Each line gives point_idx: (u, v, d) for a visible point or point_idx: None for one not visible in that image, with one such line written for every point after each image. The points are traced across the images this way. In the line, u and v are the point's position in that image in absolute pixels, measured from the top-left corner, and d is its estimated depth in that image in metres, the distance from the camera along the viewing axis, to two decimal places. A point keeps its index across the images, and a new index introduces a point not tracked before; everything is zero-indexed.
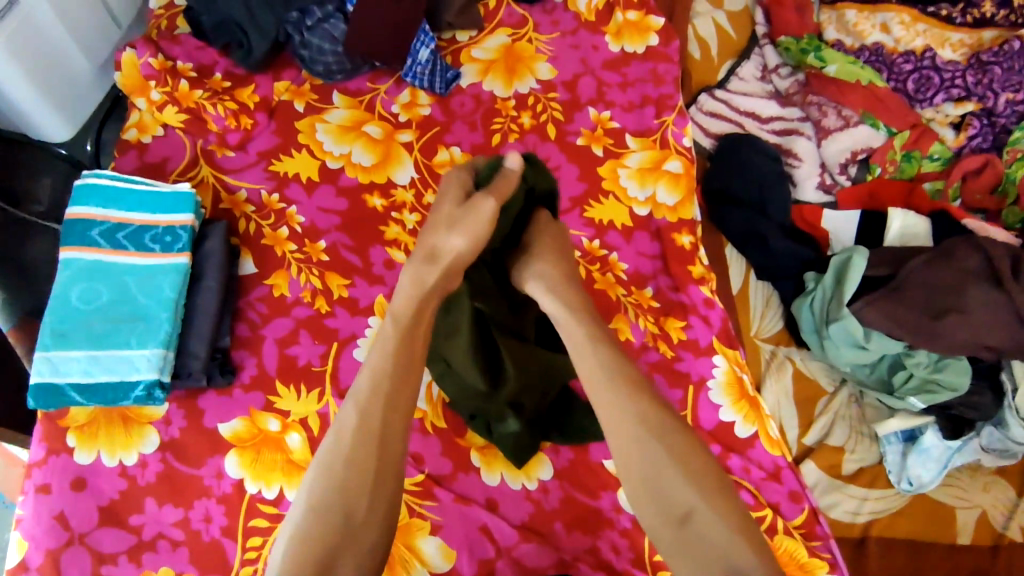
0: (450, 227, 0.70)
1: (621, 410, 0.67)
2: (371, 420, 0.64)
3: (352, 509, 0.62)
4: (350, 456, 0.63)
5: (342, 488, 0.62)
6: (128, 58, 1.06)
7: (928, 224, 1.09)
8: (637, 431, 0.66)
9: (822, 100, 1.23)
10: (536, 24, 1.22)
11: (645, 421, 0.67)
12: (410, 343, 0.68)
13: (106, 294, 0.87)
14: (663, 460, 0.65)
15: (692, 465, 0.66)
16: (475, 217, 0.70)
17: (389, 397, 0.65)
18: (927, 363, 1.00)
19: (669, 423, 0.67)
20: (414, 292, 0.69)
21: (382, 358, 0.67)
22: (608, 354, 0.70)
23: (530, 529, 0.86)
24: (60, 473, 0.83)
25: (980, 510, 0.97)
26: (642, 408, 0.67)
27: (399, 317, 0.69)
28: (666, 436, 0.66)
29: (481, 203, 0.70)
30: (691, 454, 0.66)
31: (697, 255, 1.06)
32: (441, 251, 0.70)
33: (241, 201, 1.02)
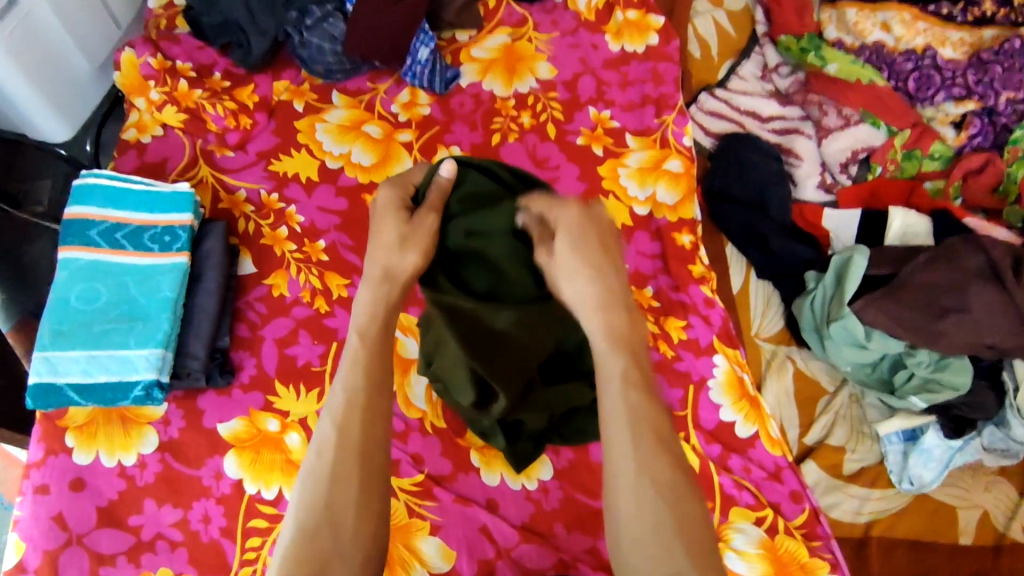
0: (399, 244, 0.65)
1: (620, 454, 0.60)
2: (350, 437, 0.61)
3: (338, 526, 0.59)
4: (334, 473, 0.60)
5: (327, 504, 0.59)
6: (127, 58, 1.05)
7: (929, 223, 1.08)
8: (637, 485, 0.59)
9: (822, 99, 1.23)
10: (536, 24, 1.21)
11: (646, 473, 0.59)
12: (384, 350, 0.65)
13: (105, 294, 0.86)
14: (659, 518, 0.58)
15: (689, 531, 0.58)
16: (419, 232, 0.66)
17: (368, 408, 0.62)
18: (929, 363, 0.99)
19: (673, 482, 0.59)
20: (373, 311, 0.65)
21: (355, 372, 0.64)
22: (634, 396, 0.61)
23: (530, 529, 0.86)
24: (59, 473, 0.83)
25: (981, 510, 0.97)
26: (648, 460, 0.59)
27: (365, 333, 0.65)
28: (669, 498, 0.59)
29: (424, 217, 0.66)
30: (690, 518, 0.59)
31: (697, 254, 1.06)
32: (396, 270, 0.65)
33: (241, 201, 1.02)
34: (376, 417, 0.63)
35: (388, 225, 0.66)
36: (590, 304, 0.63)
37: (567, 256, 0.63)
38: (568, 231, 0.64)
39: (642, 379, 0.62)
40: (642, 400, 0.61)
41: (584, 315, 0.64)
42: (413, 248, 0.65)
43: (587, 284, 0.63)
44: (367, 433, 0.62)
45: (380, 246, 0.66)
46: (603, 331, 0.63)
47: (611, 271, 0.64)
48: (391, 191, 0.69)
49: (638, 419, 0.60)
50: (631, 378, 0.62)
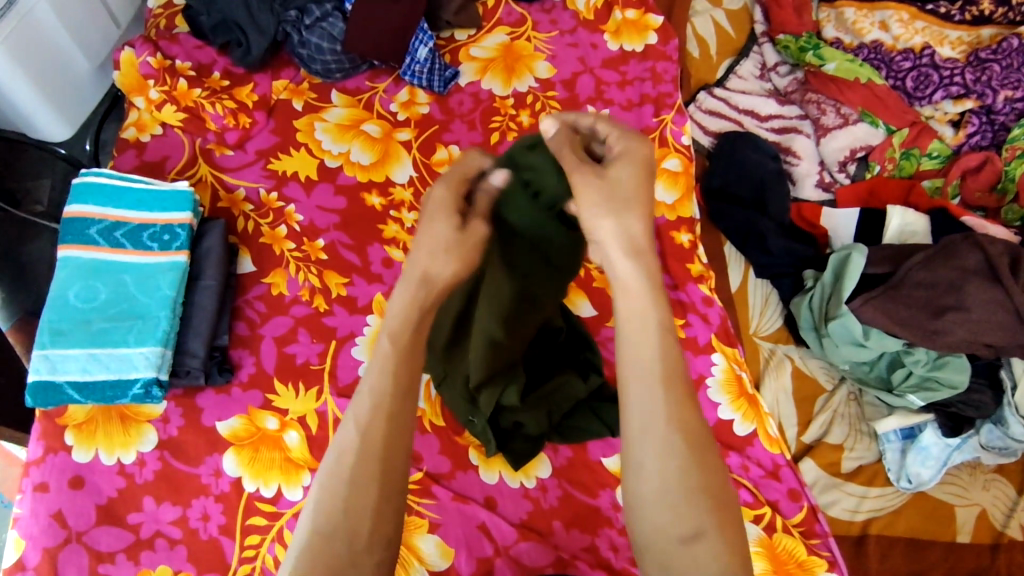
0: (443, 250, 0.64)
1: (647, 408, 0.56)
2: (373, 441, 0.58)
3: (355, 533, 0.55)
4: (353, 480, 0.56)
5: (344, 511, 0.56)
6: (126, 56, 1.06)
7: (927, 221, 1.09)
8: (666, 439, 0.55)
9: (821, 99, 1.23)
10: (535, 23, 1.21)
11: (676, 427, 0.55)
12: (415, 355, 0.62)
13: (104, 292, 0.87)
14: (687, 474, 0.55)
15: (715, 486, 0.56)
16: (466, 243, 0.65)
17: (394, 414, 0.59)
18: (927, 361, 0.99)
19: (700, 435, 0.56)
20: (408, 316, 0.62)
21: (385, 377, 0.60)
22: (666, 349, 0.58)
23: (529, 527, 0.86)
24: (58, 471, 0.83)
25: (979, 508, 0.97)
26: (676, 412, 0.56)
27: (397, 335, 0.62)
28: (698, 450, 0.56)
29: (475, 228, 0.65)
30: (714, 472, 0.56)
31: (695, 253, 1.06)
32: (433, 275, 0.64)
33: (240, 200, 1.02)
34: (401, 424, 0.59)
35: (434, 228, 0.65)
36: (626, 244, 0.60)
37: (624, 181, 0.61)
38: (629, 162, 0.63)
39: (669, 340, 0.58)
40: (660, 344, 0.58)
41: (613, 250, 0.60)
42: (452, 258, 0.64)
43: (636, 219, 0.60)
44: (391, 441, 0.58)
45: (425, 247, 0.64)
46: (644, 272, 0.59)
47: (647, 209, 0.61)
48: (445, 187, 0.67)
49: (669, 371, 0.57)
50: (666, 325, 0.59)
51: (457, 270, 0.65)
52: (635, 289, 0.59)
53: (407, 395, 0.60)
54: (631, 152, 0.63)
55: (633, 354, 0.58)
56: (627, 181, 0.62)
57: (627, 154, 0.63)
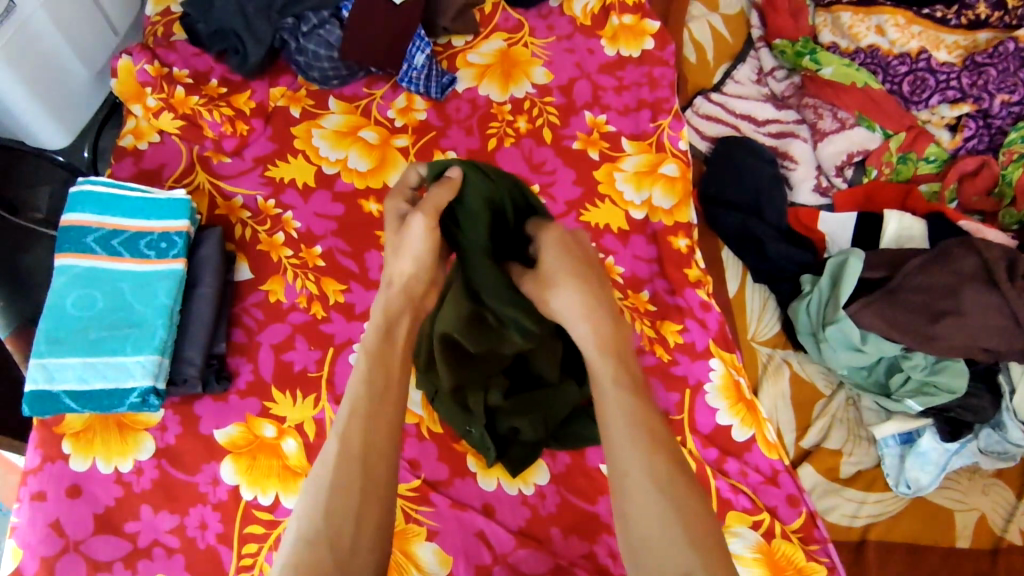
0: (394, 251, 0.73)
1: (621, 455, 0.61)
2: (353, 446, 0.61)
3: (338, 537, 0.57)
4: (334, 487, 0.59)
5: (327, 516, 0.58)
6: (123, 64, 1.04)
7: (924, 226, 1.09)
8: (640, 483, 0.59)
9: (818, 103, 1.24)
10: (532, 29, 1.22)
11: (648, 471, 0.60)
12: (387, 359, 0.67)
13: (101, 301, 0.87)
14: (664, 514, 0.58)
15: (694, 526, 0.58)
16: (412, 237, 0.72)
17: (370, 422, 0.62)
18: (924, 365, 1.00)
19: (674, 479, 0.60)
20: (377, 314, 0.70)
21: (360, 383, 0.64)
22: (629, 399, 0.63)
23: (527, 534, 0.86)
24: (55, 480, 0.83)
25: (978, 513, 0.96)
26: (649, 460, 0.60)
27: (369, 344, 0.68)
28: (674, 494, 0.59)
29: (412, 222, 0.72)
30: (695, 514, 0.59)
31: (693, 258, 1.06)
32: (396, 275, 0.73)
33: (238, 207, 1.02)
34: (379, 428, 0.63)
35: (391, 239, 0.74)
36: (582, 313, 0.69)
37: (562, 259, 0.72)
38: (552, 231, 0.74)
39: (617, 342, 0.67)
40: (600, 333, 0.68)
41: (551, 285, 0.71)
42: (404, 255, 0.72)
43: (576, 287, 0.69)
44: (371, 445, 0.62)
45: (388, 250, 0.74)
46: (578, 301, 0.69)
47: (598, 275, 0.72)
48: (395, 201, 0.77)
49: (637, 420, 0.62)
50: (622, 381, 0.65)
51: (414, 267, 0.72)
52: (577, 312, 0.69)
53: (382, 401, 0.64)
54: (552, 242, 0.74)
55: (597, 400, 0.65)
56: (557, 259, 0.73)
57: (549, 238, 0.74)
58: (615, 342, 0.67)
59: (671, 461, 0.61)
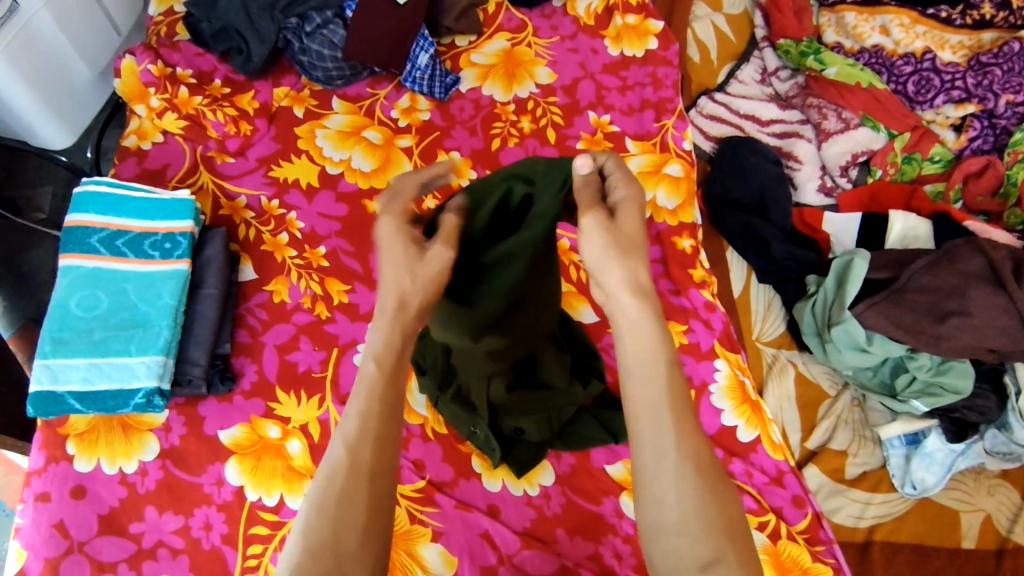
0: (409, 272, 0.59)
1: (657, 434, 0.54)
2: (363, 457, 0.55)
3: (343, 545, 0.52)
4: (341, 496, 0.53)
5: (335, 526, 0.52)
6: (127, 64, 1.04)
7: (929, 226, 1.09)
8: (677, 466, 0.53)
9: (822, 103, 1.23)
10: (536, 29, 1.21)
11: (686, 455, 0.53)
12: (399, 377, 0.59)
13: (105, 301, 0.86)
14: (699, 496, 0.52)
15: (727, 509, 0.53)
16: (429, 264, 0.60)
17: (382, 437, 0.56)
18: (930, 366, 0.99)
19: (710, 461, 0.54)
20: (389, 341, 0.58)
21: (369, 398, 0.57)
22: (663, 373, 0.55)
23: (532, 535, 0.86)
24: (60, 481, 0.83)
25: (984, 514, 0.96)
26: (685, 440, 0.54)
27: (381, 359, 0.58)
28: (710, 478, 0.53)
29: (438, 253, 0.61)
30: (726, 497, 0.54)
31: (697, 258, 1.06)
32: (409, 300, 0.59)
33: (242, 207, 1.02)
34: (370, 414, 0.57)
35: (389, 257, 0.60)
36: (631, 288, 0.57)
37: (631, 225, 0.59)
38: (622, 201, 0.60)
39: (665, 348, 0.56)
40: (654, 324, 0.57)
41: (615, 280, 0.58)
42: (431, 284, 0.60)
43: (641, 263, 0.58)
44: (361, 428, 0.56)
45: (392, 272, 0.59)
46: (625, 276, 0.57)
47: (644, 252, 0.59)
48: (394, 220, 0.61)
49: (676, 402, 0.55)
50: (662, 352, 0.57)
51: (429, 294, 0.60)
52: (619, 287, 0.57)
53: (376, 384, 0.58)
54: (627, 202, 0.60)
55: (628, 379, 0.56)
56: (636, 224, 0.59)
57: (628, 198, 0.60)
58: (662, 337, 0.56)
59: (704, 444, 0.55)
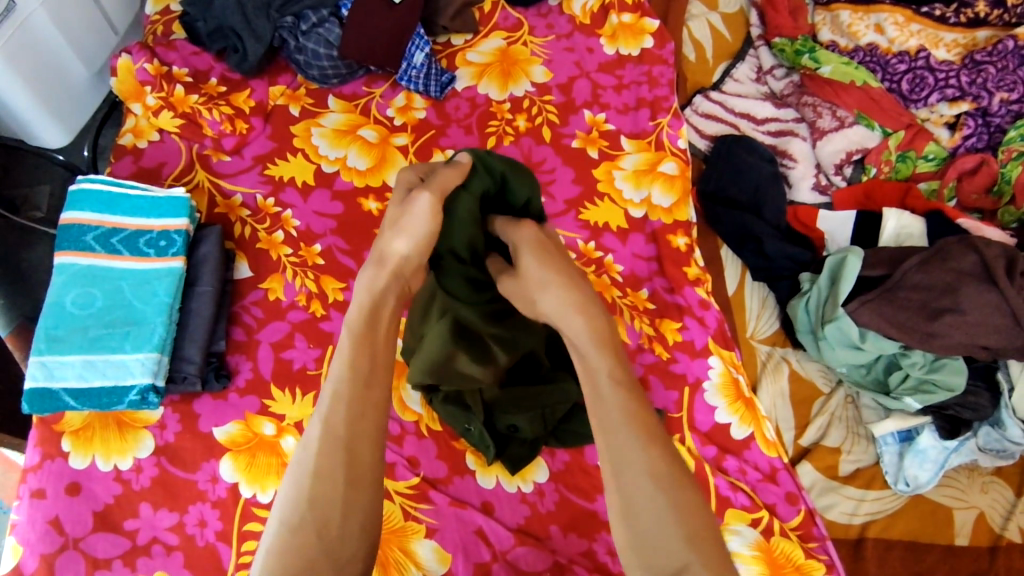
0: (392, 227, 0.65)
1: (619, 446, 0.57)
2: (337, 430, 0.58)
3: (326, 523, 0.55)
4: (318, 473, 0.56)
5: (312, 505, 0.55)
6: (122, 63, 1.04)
7: (923, 224, 1.09)
8: (640, 482, 0.56)
9: (817, 101, 1.23)
10: (531, 27, 1.22)
11: (647, 471, 0.56)
12: (374, 341, 0.62)
13: (101, 298, 0.87)
14: (659, 507, 0.55)
15: (690, 517, 0.56)
16: (412, 215, 0.64)
17: (356, 404, 0.59)
18: (923, 364, 0.99)
19: (671, 471, 0.57)
20: (362, 298, 0.64)
21: (342, 365, 0.60)
22: (623, 394, 0.59)
23: (526, 532, 0.86)
24: (55, 477, 0.83)
25: (977, 511, 0.96)
26: (646, 453, 0.57)
27: (354, 323, 0.63)
28: (669, 486, 0.56)
29: (418, 199, 0.65)
30: (691, 506, 0.56)
31: (692, 256, 1.06)
32: (388, 253, 0.65)
33: (237, 206, 1.02)
34: (363, 414, 0.59)
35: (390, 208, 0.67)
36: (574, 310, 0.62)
37: (532, 269, 0.65)
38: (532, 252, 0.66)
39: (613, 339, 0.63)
40: (592, 323, 0.62)
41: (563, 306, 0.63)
42: (402, 233, 0.64)
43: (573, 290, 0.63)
44: (354, 431, 0.58)
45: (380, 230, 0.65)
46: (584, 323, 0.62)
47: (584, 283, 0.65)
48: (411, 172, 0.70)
49: (631, 413, 0.58)
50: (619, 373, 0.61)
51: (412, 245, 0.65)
52: (541, 283, 0.64)
53: (366, 383, 0.60)
54: (523, 242, 0.68)
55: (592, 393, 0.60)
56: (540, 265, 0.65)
57: (519, 239, 0.68)
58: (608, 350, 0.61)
59: (670, 456, 0.58)
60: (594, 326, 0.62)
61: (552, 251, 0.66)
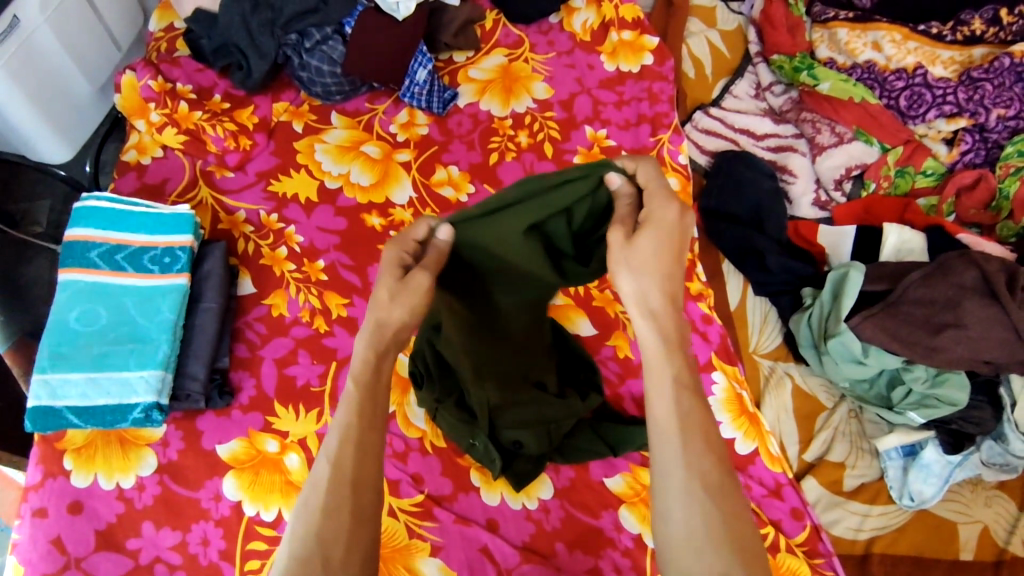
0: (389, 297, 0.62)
1: (670, 456, 0.57)
2: (345, 467, 0.58)
3: (329, 557, 0.54)
4: (326, 509, 0.56)
5: (320, 538, 0.55)
6: (128, 80, 1.05)
7: (924, 240, 1.10)
8: (688, 489, 0.55)
9: (816, 117, 1.26)
10: (533, 44, 1.23)
11: (696, 477, 0.56)
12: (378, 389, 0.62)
13: (105, 316, 0.86)
14: (708, 518, 0.55)
15: (733, 532, 0.55)
16: (410, 291, 0.62)
17: (363, 444, 0.59)
18: (925, 378, 0.99)
19: (721, 484, 0.56)
20: (367, 356, 0.62)
21: (347, 411, 0.60)
22: (686, 399, 0.59)
23: (531, 549, 0.86)
24: (57, 496, 0.83)
25: (981, 526, 0.97)
26: (698, 464, 0.56)
27: (359, 375, 0.62)
28: (715, 495, 0.55)
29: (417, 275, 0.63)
30: (735, 518, 0.55)
31: (694, 271, 1.06)
32: (385, 321, 0.62)
33: (240, 221, 1.02)
34: (368, 452, 0.59)
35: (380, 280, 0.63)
36: (639, 305, 0.61)
37: (647, 248, 0.60)
38: (656, 230, 0.61)
39: (681, 338, 0.61)
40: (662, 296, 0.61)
41: (632, 309, 0.62)
42: (400, 303, 0.62)
43: (656, 289, 0.61)
44: (359, 469, 0.58)
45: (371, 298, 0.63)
46: (658, 334, 0.61)
47: (668, 273, 0.61)
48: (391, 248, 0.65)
49: (688, 422, 0.58)
50: (683, 381, 0.60)
51: (408, 315, 0.63)
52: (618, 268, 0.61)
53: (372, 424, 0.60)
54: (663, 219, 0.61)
55: (653, 398, 0.59)
56: (655, 242, 0.61)
57: (657, 213, 0.62)
58: (676, 357, 0.60)
59: (722, 467, 0.57)
60: (659, 315, 0.61)
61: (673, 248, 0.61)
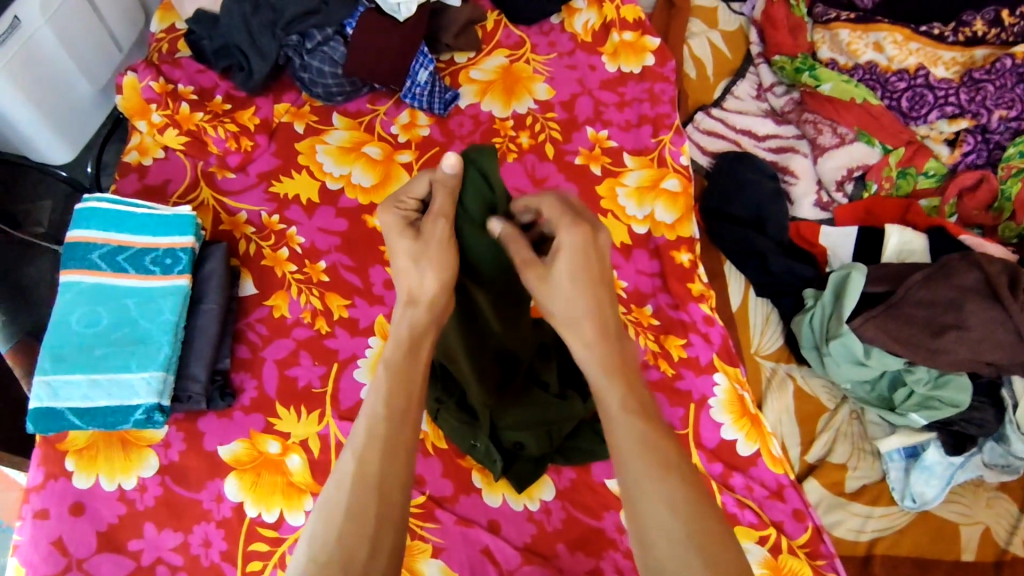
0: (414, 262, 0.64)
1: (636, 479, 0.56)
2: (369, 468, 0.57)
3: (351, 558, 0.53)
4: (350, 511, 0.55)
5: (338, 538, 0.54)
6: (128, 81, 1.06)
7: (925, 240, 1.10)
8: (654, 510, 0.54)
9: (817, 118, 1.25)
10: (534, 45, 1.23)
11: (661, 496, 0.54)
12: (411, 375, 0.62)
13: (106, 317, 0.86)
14: (677, 536, 0.53)
15: (710, 551, 0.52)
16: (431, 245, 0.64)
17: (389, 442, 0.58)
18: (927, 380, 0.99)
19: (691, 504, 0.54)
20: (399, 332, 0.63)
21: (377, 402, 0.60)
22: (638, 424, 0.58)
23: (533, 551, 0.86)
24: (59, 497, 0.83)
25: (983, 527, 0.97)
26: (664, 486, 0.55)
27: (391, 360, 0.62)
28: (685, 516, 0.53)
29: (433, 228, 0.64)
30: (712, 541, 0.53)
31: (696, 272, 1.06)
32: (417, 291, 0.64)
33: (242, 223, 1.02)
34: (397, 449, 0.58)
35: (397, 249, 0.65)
36: (580, 339, 0.61)
37: (564, 276, 0.60)
38: (569, 256, 0.60)
39: (623, 365, 0.61)
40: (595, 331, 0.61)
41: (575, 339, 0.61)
42: (426, 265, 0.63)
43: (589, 321, 0.61)
44: (386, 468, 0.57)
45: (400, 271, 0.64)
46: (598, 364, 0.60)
47: (607, 290, 0.61)
48: (390, 213, 0.66)
49: (646, 445, 0.57)
50: (631, 407, 0.58)
51: (442, 285, 0.64)
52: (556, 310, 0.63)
53: (401, 420, 0.59)
54: (567, 245, 0.60)
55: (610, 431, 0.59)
56: (571, 267, 0.60)
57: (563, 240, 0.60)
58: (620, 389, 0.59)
59: (691, 490, 0.55)
60: (595, 346, 0.60)
61: (590, 273, 0.60)
